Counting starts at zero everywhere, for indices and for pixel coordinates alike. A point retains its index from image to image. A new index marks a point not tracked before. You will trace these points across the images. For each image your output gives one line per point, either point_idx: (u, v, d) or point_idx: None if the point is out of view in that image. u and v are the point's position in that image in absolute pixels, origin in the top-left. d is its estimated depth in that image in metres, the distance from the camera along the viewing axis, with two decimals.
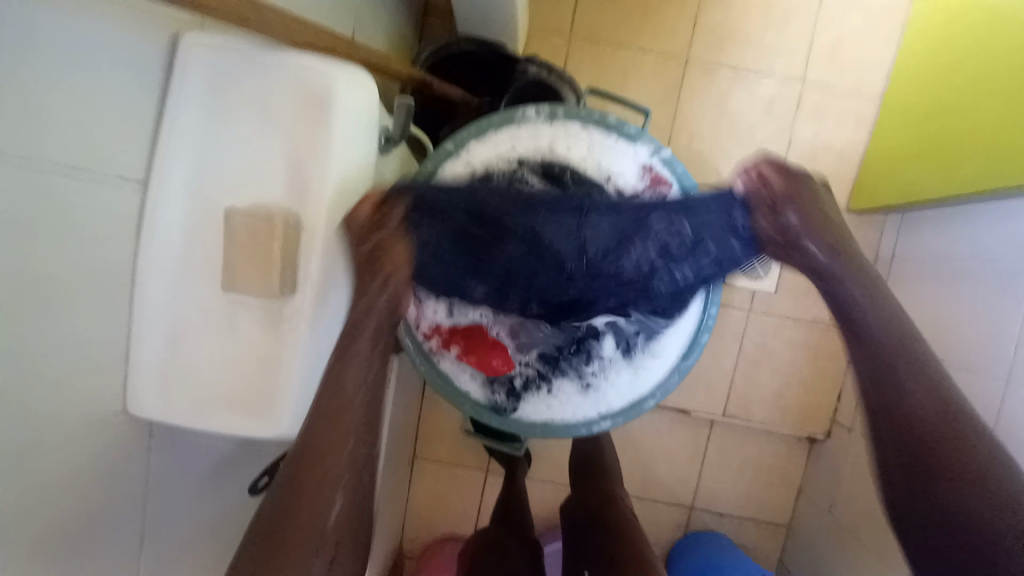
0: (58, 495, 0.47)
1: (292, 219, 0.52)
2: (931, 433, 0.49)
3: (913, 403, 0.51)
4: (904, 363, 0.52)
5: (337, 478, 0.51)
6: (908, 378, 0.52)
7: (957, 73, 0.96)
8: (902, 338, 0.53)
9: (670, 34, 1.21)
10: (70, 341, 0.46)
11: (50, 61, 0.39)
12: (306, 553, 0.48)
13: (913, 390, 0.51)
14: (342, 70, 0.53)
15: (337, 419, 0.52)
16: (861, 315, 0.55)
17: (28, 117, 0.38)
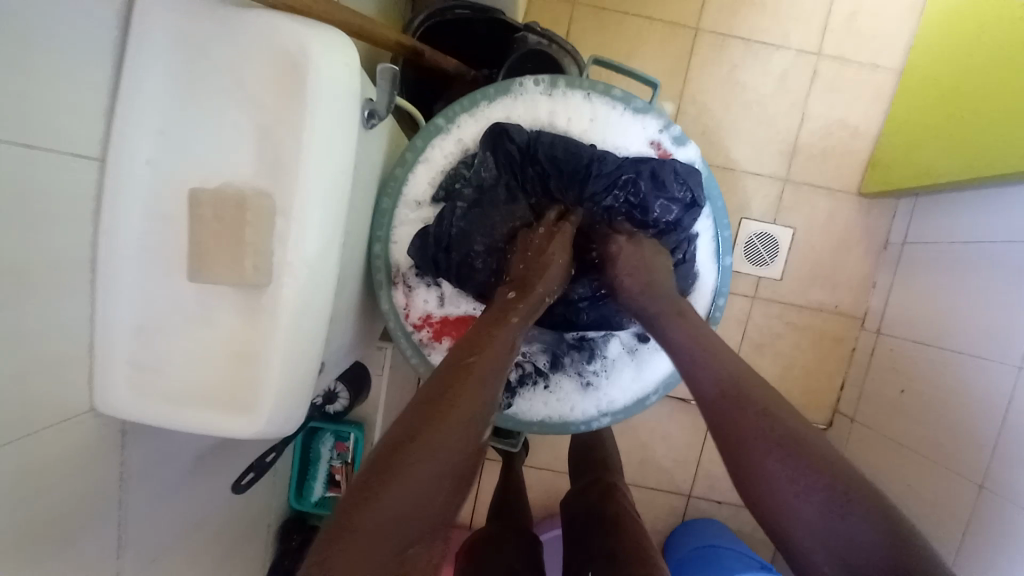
0: (26, 501, 0.44)
1: (267, 204, 0.47)
2: (826, 522, 0.43)
3: (801, 498, 0.44)
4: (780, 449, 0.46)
5: (466, 419, 0.47)
6: (785, 466, 0.45)
7: (976, 48, 0.90)
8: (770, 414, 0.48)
9: (680, 4, 1.13)
10: (26, 337, 0.42)
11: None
12: (426, 476, 0.43)
13: (798, 479, 0.44)
14: (320, 36, 0.47)
15: (471, 368, 0.50)
16: (725, 401, 0.50)
17: None
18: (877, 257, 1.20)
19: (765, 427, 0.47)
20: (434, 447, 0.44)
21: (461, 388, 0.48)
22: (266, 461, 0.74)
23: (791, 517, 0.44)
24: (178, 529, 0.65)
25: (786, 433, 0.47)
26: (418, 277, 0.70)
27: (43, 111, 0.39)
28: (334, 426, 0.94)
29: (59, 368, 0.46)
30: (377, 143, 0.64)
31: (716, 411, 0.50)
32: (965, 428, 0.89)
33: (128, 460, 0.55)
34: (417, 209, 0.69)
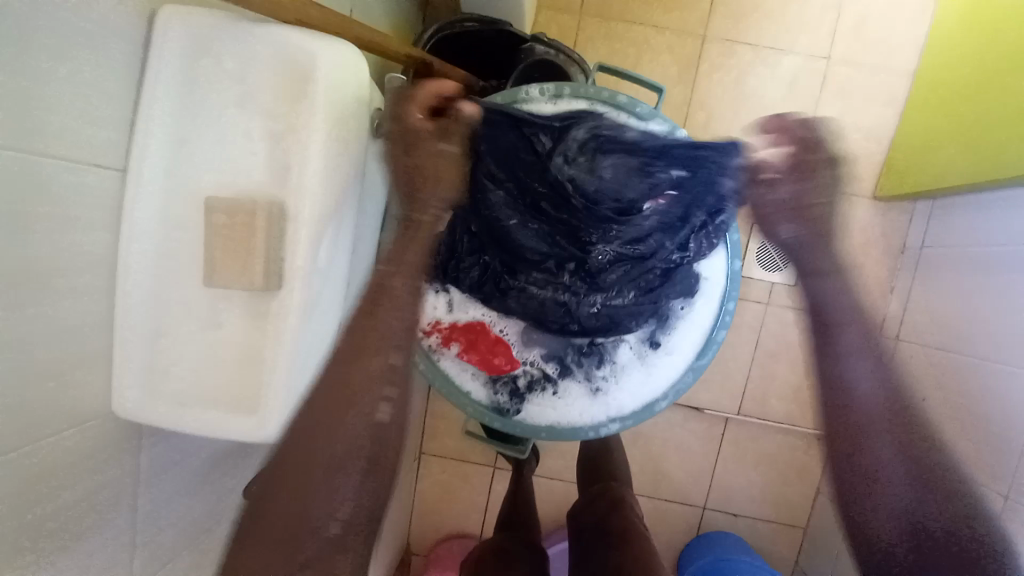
0: (48, 500, 0.46)
1: (276, 208, 0.48)
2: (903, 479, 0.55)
3: (892, 468, 0.55)
4: (898, 433, 0.56)
5: (347, 435, 0.54)
6: (881, 442, 0.56)
7: (1000, 42, 0.87)
8: (885, 401, 0.58)
9: (687, 14, 1.14)
10: (53, 339, 0.43)
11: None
12: (327, 493, 0.53)
13: (893, 464, 0.55)
14: (331, 47, 0.49)
15: (337, 400, 0.55)
16: (861, 390, 0.58)
17: (13, 100, 0.36)
18: (895, 262, 1.18)
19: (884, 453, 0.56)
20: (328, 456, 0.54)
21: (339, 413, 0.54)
22: None
23: (882, 480, 0.55)
24: (188, 534, 0.65)
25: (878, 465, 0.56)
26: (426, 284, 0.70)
27: (55, 125, 0.40)
28: None
29: (78, 369, 0.47)
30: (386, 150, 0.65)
31: (844, 384, 0.59)
32: (992, 438, 0.86)
33: (143, 463, 0.56)
34: None
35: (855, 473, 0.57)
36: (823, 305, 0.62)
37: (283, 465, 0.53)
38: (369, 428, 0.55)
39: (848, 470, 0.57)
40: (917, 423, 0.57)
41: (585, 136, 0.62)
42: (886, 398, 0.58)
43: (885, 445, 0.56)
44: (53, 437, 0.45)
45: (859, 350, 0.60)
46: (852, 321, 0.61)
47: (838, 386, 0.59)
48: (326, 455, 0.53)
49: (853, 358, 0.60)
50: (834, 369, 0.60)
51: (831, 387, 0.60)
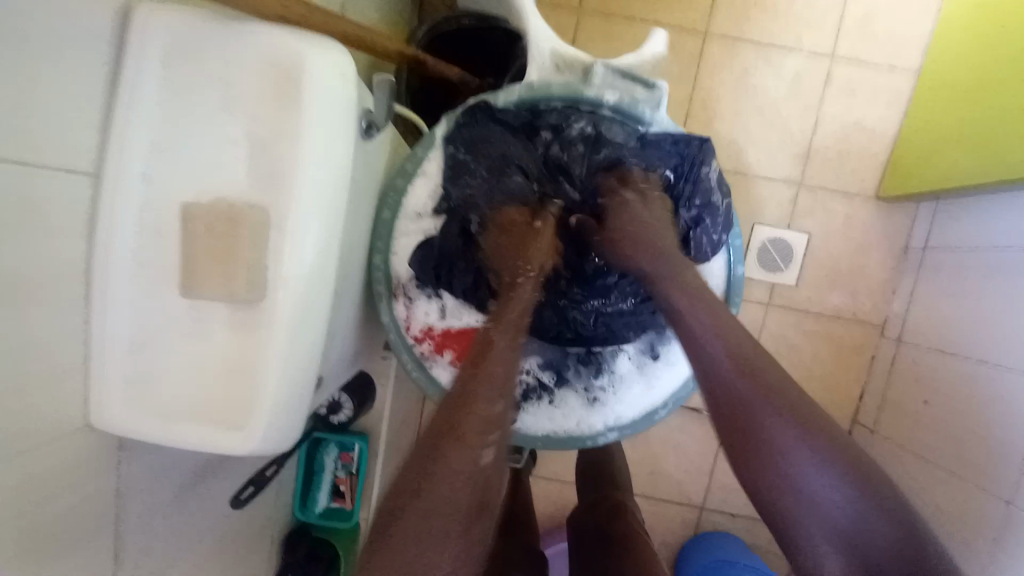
0: (28, 514, 0.44)
1: (260, 215, 0.46)
2: (795, 486, 0.46)
3: (824, 493, 0.45)
4: (810, 442, 0.46)
5: (456, 475, 0.47)
6: (801, 465, 0.46)
7: (1005, 40, 0.85)
8: (781, 410, 0.48)
9: (687, 9, 1.11)
10: (26, 348, 0.42)
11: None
12: (427, 545, 0.44)
13: (823, 490, 0.45)
14: (315, 44, 0.46)
15: (455, 428, 0.49)
16: (755, 406, 0.48)
17: None
18: (898, 262, 1.16)
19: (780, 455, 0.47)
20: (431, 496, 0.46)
21: (452, 449, 0.47)
22: (264, 474, 0.74)
23: (810, 513, 0.45)
24: (175, 543, 0.64)
25: (762, 474, 0.47)
26: (419, 289, 0.68)
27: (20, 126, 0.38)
28: (338, 437, 0.93)
29: (56, 379, 0.46)
30: (377, 152, 0.63)
31: (736, 398, 0.49)
32: (995, 444, 0.84)
33: (127, 473, 0.55)
34: (418, 221, 0.67)
35: (787, 511, 0.46)
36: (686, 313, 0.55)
37: (391, 502, 0.46)
38: (473, 474, 0.47)
39: (770, 510, 0.47)
40: (819, 420, 0.48)
41: (582, 130, 0.66)
42: (780, 408, 0.48)
43: (807, 467, 0.46)
44: (26, 452, 0.43)
45: (732, 359, 0.51)
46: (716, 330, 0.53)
47: (730, 407, 0.49)
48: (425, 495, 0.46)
49: (742, 372, 0.50)
50: (725, 384, 0.50)
51: (734, 425, 0.49)
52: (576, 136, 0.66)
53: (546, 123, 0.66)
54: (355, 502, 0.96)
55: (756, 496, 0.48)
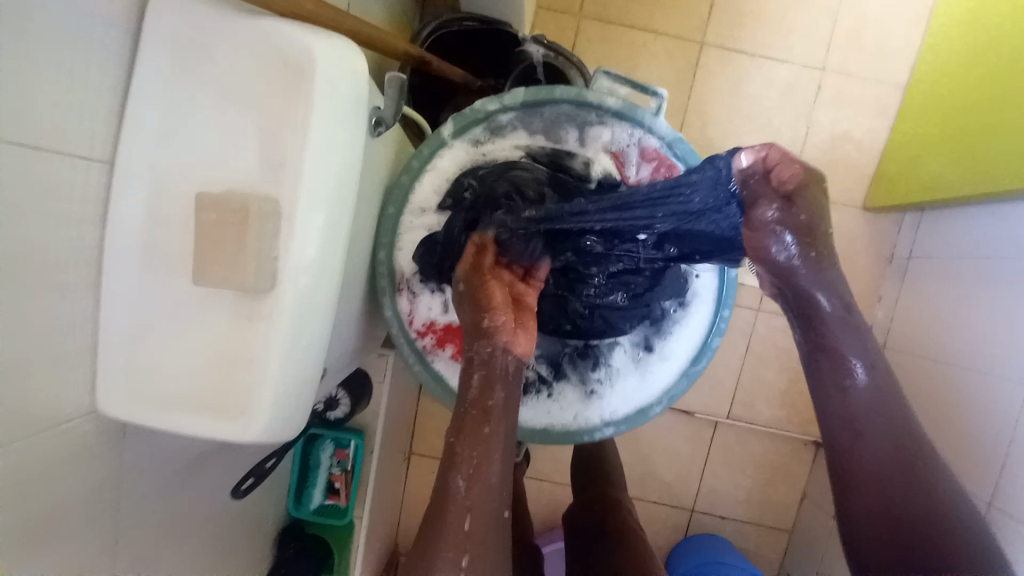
0: (33, 498, 0.45)
1: (269, 206, 0.47)
2: (868, 427, 0.57)
3: (872, 428, 0.56)
4: (885, 405, 0.57)
5: (471, 481, 0.54)
6: (865, 406, 0.57)
7: (990, 58, 0.89)
8: (864, 361, 0.58)
9: (684, 18, 1.14)
10: (37, 333, 0.42)
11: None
12: (453, 538, 0.52)
13: (875, 429, 0.56)
14: (326, 42, 0.47)
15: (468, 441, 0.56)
16: (843, 351, 0.59)
17: None
18: (883, 270, 1.20)
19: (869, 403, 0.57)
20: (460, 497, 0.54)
21: (465, 457, 0.55)
22: (264, 466, 0.76)
23: (861, 440, 0.57)
24: (170, 534, 0.64)
25: (847, 412, 0.58)
26: (422, 283, 0.69)
27: (36, 113, 0.38)
28: (334, 433, 0.95)
29: (64, 365, 0.46)
30: (384, 149, 0.64)
31: (828, 342, 0.60)
32: (975, 447, 0.88)
33: (128, 462, 0.55)
34: (422, 216, 0.68)
35: (851, 463, 0.57)
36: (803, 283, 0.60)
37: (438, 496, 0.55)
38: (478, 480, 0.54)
39: (829, 424, 0.59)
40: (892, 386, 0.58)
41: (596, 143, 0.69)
42: (864, 360, 0.58)
43: (870, 409, 0.57)
44: (23, 439, 0.43)
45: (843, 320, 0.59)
46: (836, 299, 0.60)
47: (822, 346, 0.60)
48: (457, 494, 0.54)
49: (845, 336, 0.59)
50: (818, 329, 0.60)
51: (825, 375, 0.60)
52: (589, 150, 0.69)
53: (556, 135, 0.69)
54: (349, 498, 0.96)
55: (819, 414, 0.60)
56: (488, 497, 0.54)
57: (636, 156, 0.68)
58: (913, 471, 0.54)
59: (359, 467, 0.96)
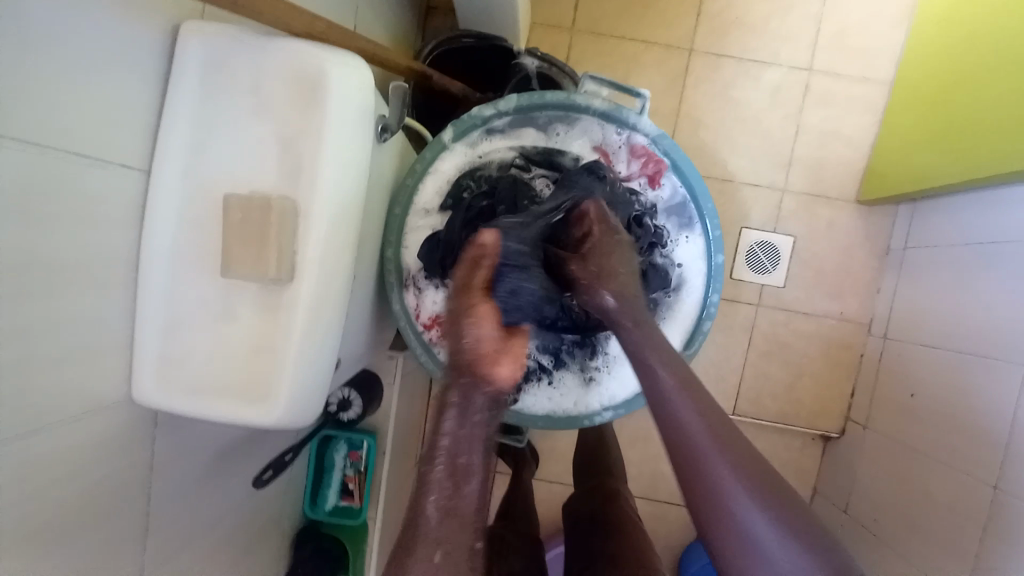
0: (73, 481, 0.48)
1: (290, 207, 0.52)
2: (721, 491, 0.50)
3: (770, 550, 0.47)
4: (733, 456, 0.51)
5: (437, 509, 0.51)
6: (753, 521, 0.49)
7: (974, 51, 0.93)
8: (733, 468, 0.51)
9: (673, 29, 1.20)
10: (79, 325, 0.47)
11: (24, 35, 0.37)
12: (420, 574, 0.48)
13: (779, 554, 0.47)
14: (340, 61, 0.53)
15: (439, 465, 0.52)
16: (711, 463, 0.51)
17: (53, 106, 0.40)
18: (881, 263, 1.22)
19: (716, 456, 0.51)
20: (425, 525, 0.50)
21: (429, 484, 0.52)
22: (282, 459, 0.82)
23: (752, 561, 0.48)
24: (193, 527, 0.67)
25: (700, 480, 0.51)
26: (427, 279, 0.73)
27: (86, 128, 0.43)
28: (347, 435, 0.98)
29: (102, 356, 0.50)
30: (389, 155, 0.69)
31: (693, 457, 0.52)
32: (978, 429, 0.88)
33: (157, 452, 0.59)
34: (426, 217, 0.73)
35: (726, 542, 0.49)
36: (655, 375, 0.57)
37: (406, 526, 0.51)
38: (445, 506, 0.51)
39: (688, 489, 0.52)
40: (772, 475, 0.52)
41: (585, 140, 0.73)
42: (736, 467, 0.51)
43: (726, 469, 0.51)
44: (67, 423, 0.47)
45: (704, 423, 0.53)
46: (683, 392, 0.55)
47: (690, 462, 0.52)
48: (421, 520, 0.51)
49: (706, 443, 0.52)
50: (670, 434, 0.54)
51: (672, 439, 0.54)
52: (578, 150, 0.74)
53: (550, 137, 0.74)
54: (363, 499, 0.99)
55: (711, 547, 0.51)
56: (461, 548, 0.50)
57: (626, 153, 0.73)
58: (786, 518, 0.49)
59: (372, 469, 0.99)
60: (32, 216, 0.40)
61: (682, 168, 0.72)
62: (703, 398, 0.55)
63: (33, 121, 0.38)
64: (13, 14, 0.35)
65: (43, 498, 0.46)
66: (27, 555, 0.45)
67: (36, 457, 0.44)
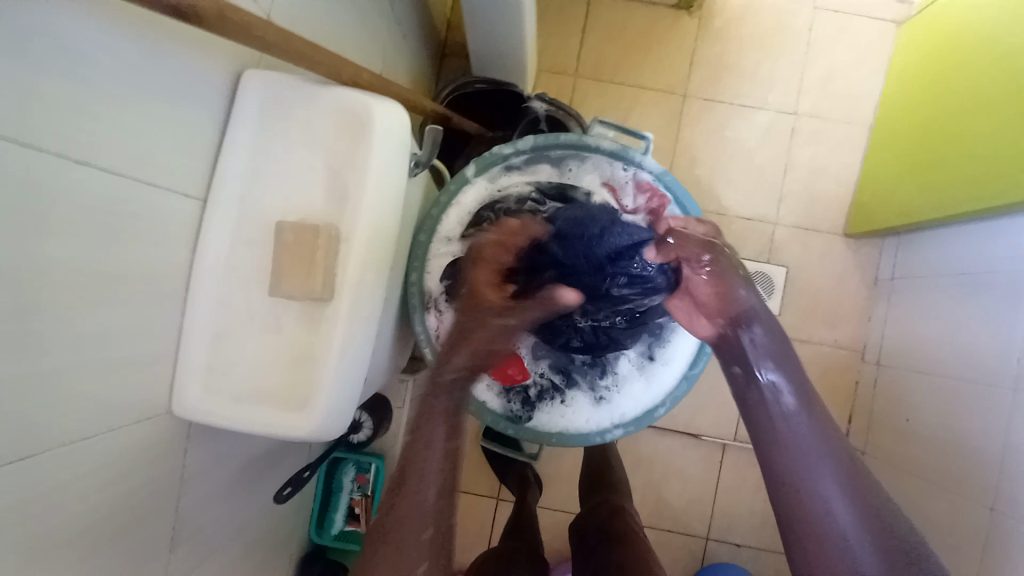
0: (113, 485, 0.51)
1: (334, 233, 0.57)
2: (806, 483, 0.54)
3: (857, 551, 0.50)
4: (835, 462, 0.55)
5: (415, 477, 0.59)
6: (842, 513, 0.52)
7: (947, 102, 1.02)
8: (834, 465, 0.54)
9: (670, 76, 1.31)
10: (135, 333, 0.50)
11: (120, 79, 0.43)
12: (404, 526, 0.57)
13: (849, 529, 0.51)
14: (385, 107, 0.60)
15: (420, 433, 0.61)
16: (810, 462, 0.55)
17: (133, 139, 0.45)
18: (871, 293, 1.27)
19: (819, 457, 0.55)
20: (407, 488, 0.59)
21: (414, 451, 0.60)
22: (301, 475, 0.85)
23: (838, 563, 0.50)
24: (209, 543, 0.68)
25: (792, 464, 0.55)
26: (448, 302, 0.78)
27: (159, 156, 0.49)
28: (356, 457, 1.00)
29: (150, 366, 0.54)
30: (416, 188, 0.75)
31: (780, 435, 0.57)
32: (974, 453, 0.91)
33: (187, 463, 0.61)
34: (448, 244, 0.79)
35: (801, 522, 0.53)
36: (757, 376, 0.61)
37: (391, 491, 0.60)
38: (424, 472, 0.59)
39: (772, 473, 0.57)
40: (865, 479, 0.55)
41: (596, 176, 0.80)
42: (837, 473, 0.54)
43: (823, 470, 0.54)
44: (115, 427, 0.50)
45: (808, 432, 0.57)
46: (793, 400, 0.59)
47: (784, 454, 0.56)
48: (404, 485, 0.59)
49: (804, 453, 0.55)
50: (769, 435, 0.58)
51: (763, 433, 0.59)
52: (588, 186, 0.80)
53: (564, 174, 0.81)
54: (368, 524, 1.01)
55: (788, 522, 0.54)
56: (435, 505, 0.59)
57: (633, 188, 0.79)
58: (880, 525, 0.51)
59: (379, 493, 1.02)
60: (107, 233, 0.44)
61: (685, 204, 0.77)
62: (811, 404, 0.59)
63: (119, 152, 0.44)
64: (114, 62, 0.42)
65: (86, 501, 0.48)
66: (62, 559, 0.46)
67: (84, 460, 0.47)
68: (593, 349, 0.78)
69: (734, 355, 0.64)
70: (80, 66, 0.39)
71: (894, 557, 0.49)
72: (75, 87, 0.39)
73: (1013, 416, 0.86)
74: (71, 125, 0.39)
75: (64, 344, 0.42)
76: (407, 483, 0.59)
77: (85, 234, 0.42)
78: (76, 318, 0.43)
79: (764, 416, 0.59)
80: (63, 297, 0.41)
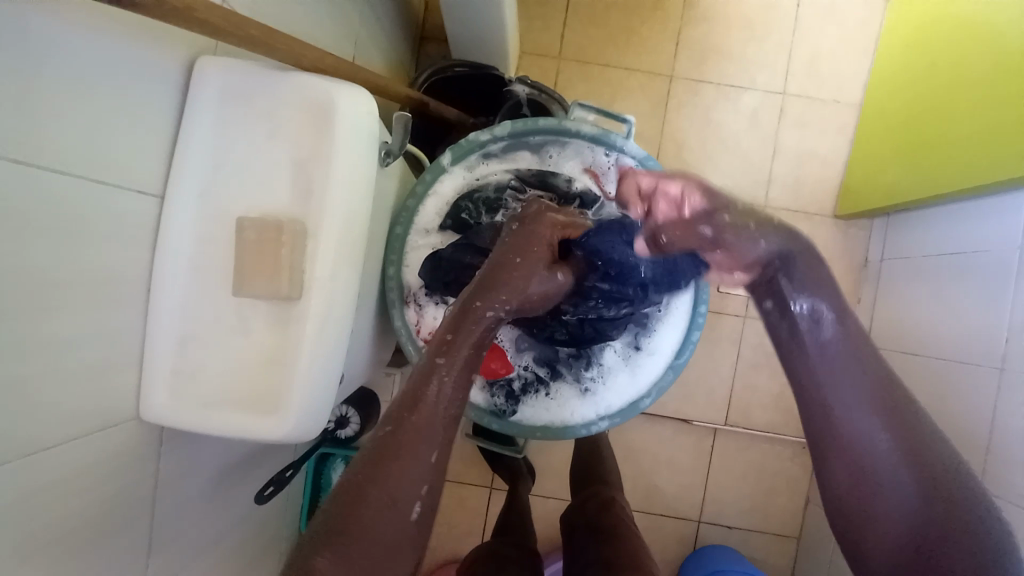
0: (80, 497, 0.49)
1: (300, 229, 0.55)
2: (850, 442, 0.47)
3: (887, 485, 0.45)
4: (888, 419, 0.47)
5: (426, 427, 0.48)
6: (893, 473, 0.45)
7: (934, 79, 1.00)
8: (884, 420, 0.47)
9: (655, 58, 1.27)
10: (96, 339, 0.48)
11: (65, 70, 0.40)
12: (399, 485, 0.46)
13: (898, 489, 0.45)
14: (350, 95, 0.56)
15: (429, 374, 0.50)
16: (854, 420, 0.47)
17: (82, 134, 0.42)
18: (859, 275, 1.27)
19: (868, 417, 0.47)
20: (407, 440, 0.47)
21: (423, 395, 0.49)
22: (284, 475, 0.85)
23: (879, 522, 0.46)
24: (190, 548, 0.67)
25: (837, 422, 0.48)
26: (428, 296, 0.76)
27: (113, 153, 0.46)
28: (344, 452, 0.99)
29: (114, 372, 0.51)
30: (389, 179, 0.72)
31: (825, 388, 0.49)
32: (959, 432, 0.92)
33: (161, 469, 0.59)
34: (426, 236, 0.77)
35: (842, 481, 0.47)
36: (792, 309, 0.52)
37: (382, 438, 0.48)
38: (430, 422, 0.49)
39: (812, 429, 0.50)
40: (923, 434, 0.47)
41: (577, 162, 0.78)
42: (890, 433, 0.46)
43: (870, 428, 0.47)
44: (79, 436, 0.47)
45: (857, 387, 0.48)
46: (831, 326, 0.50)
47: (824, 411, 0.49)
48: (403, 435, 0.48)
49: (838, 385, 0.48)
50: (796, 370, 0.51)
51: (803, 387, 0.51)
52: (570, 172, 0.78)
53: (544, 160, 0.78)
54: None
55: (827, 482, 0.49)
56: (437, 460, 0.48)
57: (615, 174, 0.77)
58: (938, 485, 0.45)
59: None
60: (61, 236, 0.42)
61: None
62: (859, 354, 0.49)
63: (69, 149, 0.41)
64: (58, 52, 0.39)
65: (52, 515, 0.46)
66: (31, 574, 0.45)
67: (47, 472, 0.45)
68: (580, 342, 0.77)
69: (770, 286, 0.54)
70: (20, 61, 0.36)
71: (931, 485, 0.45)
72: (13, 84, 0.36)
73: (1001, 396, 0.86)
74: (13, 124, 0.36)
75: (18, 356, 0.40)
76: (410, 435, 0.48)
77: (33, 239, 0.39)
78: (31, 327, 0.41)
79: (804, 364, 0.51)
80: (14, 306, 0.39)
